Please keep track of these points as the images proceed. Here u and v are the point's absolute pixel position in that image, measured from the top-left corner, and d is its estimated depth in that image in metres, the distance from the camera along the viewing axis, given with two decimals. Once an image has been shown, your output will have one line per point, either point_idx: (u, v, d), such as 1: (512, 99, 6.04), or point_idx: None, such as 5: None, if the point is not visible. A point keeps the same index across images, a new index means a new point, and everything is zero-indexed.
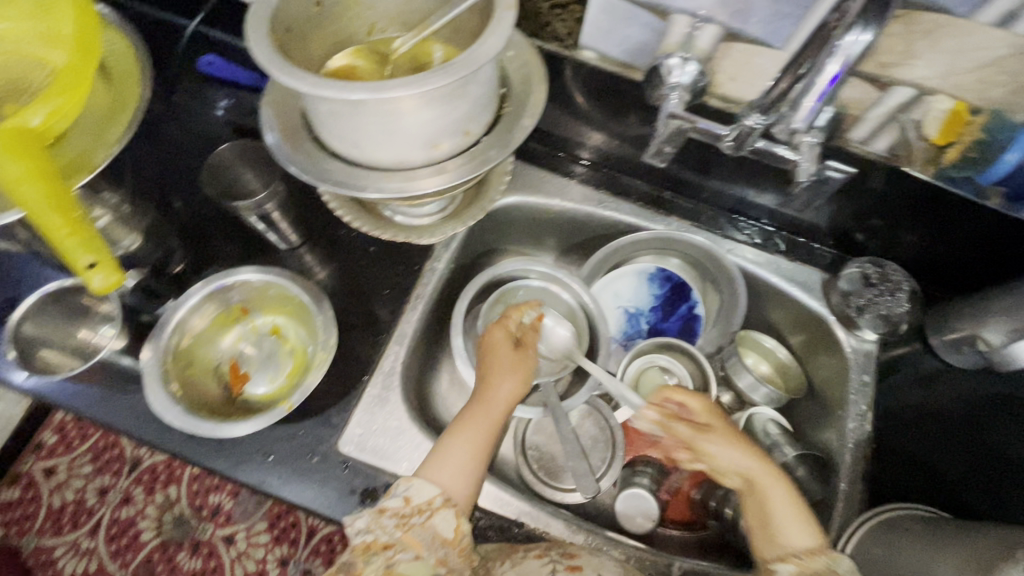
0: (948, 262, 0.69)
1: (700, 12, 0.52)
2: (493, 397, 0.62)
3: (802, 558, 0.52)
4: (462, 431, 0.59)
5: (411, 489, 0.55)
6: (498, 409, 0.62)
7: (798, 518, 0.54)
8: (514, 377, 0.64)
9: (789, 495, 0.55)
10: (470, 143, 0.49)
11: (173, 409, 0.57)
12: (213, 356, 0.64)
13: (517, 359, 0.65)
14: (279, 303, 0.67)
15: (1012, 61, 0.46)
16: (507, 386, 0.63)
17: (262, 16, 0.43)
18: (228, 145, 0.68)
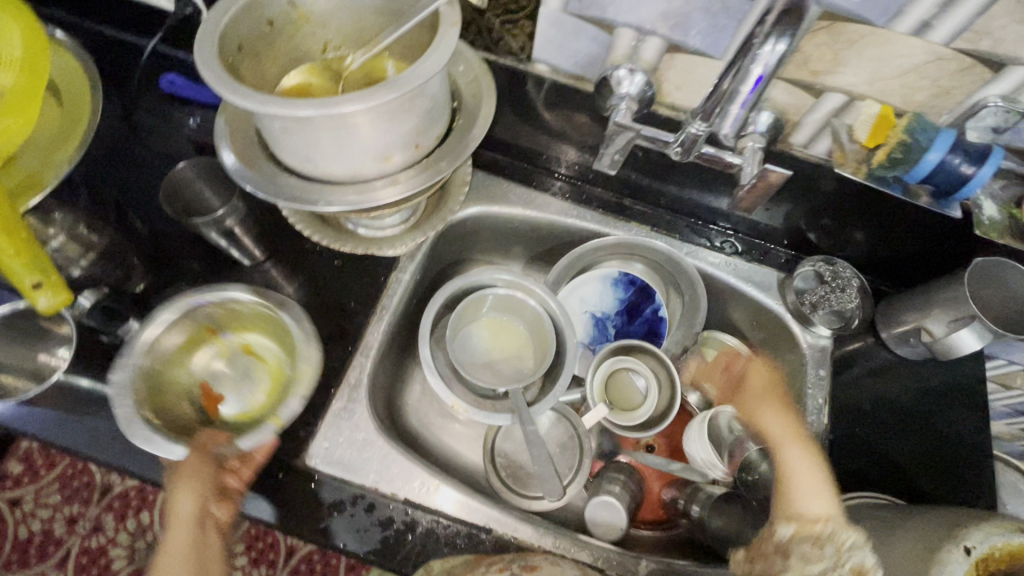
0: (893, 258, 0.73)
1: (643, 26, 0.54)
2: (173, 518, 0.51)
3: (802, 518, 0.52)
4: (161, 565, 0.49)
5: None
6: (186, 527, 0.51)
7: (819, 483, 0.54)
8: (185, 491, 0.52)
9: (813, 462, 0.56)
10: (422, 155, 0.50)
11: (162, 440, 0.56)
12: (184, 378, 0.64)
13: (189, 466, 0.53)
14: (251, 322, 0.67)
15: (933, 66, 0.49)
16: (186, 502, 0.51)
17: (211, 36, 0.44)
18: (186, 162, 0.66)
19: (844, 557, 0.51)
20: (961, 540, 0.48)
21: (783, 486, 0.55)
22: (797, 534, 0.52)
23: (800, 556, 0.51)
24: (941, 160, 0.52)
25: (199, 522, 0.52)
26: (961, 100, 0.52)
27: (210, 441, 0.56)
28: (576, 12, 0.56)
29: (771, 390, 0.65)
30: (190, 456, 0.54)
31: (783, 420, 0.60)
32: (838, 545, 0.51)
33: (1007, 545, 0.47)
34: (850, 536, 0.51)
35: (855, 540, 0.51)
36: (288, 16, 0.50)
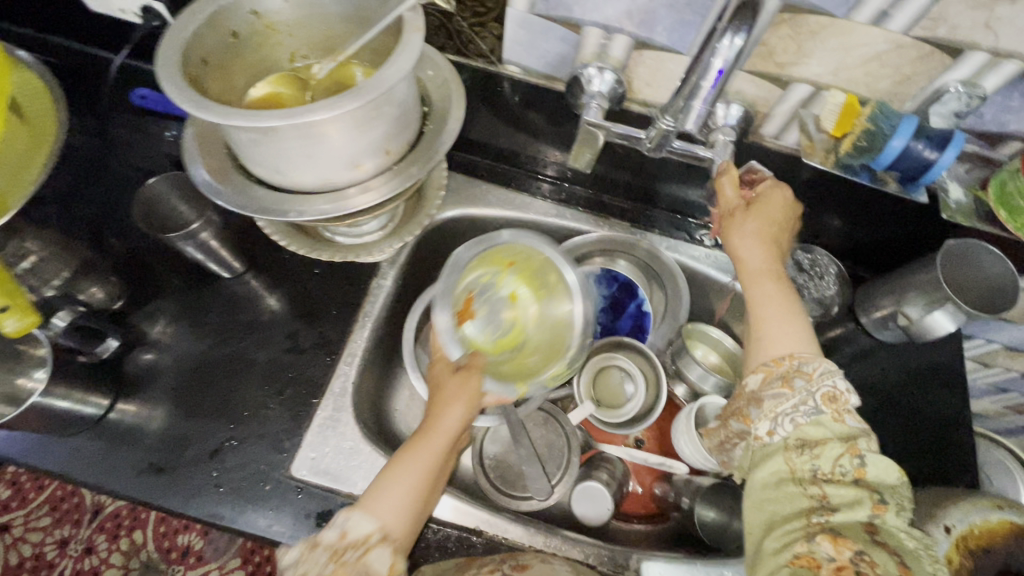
0: (869, 244, 0.74)
1: (609, 24, 0.55)
2: (442, 426, 0.57)
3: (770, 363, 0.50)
4: (403, 467, 0.54)
5: (348, 522, 0.51)
6: (445, 441, 0.57)
7: (795, 317, 0.53)
8: (458, 404, 0.58)
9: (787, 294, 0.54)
10: (393, 161, 0.50)
11: (451, 336, 0.64)
12: (463, 283, 0.67)
13: (462, 383, 0.60)
14: (548, 274, 0.67)
15: (894, 54, 0.50)
16: (457, 414, 0.58)
17: (174, 50, 0.43)
18: (159, 176, 0.66)
19: (818, 383, 0.47)
20: (941, 519, 0.49)
21: (757, 330, 0.53)
22: (764, 383, 0.49)
23: (773, 396, 0.48)
24: (905, 147, 0.53)
25: (454, 439, 0.58)
26: (923, 86, 0.53)
27: (476, 364, 0.61)
28: (543, 13, 0.56)
29: (775, 224, 0.57)
30: (467, 373, 0.60)
31: (763, 253, 0.55)
32: (808, 377, 0.48)
33: (986, 522, 0.48)
34: (821, 365, 0.48)
35: (820, 368, 0.48)
36: (254, 27, 0.50)
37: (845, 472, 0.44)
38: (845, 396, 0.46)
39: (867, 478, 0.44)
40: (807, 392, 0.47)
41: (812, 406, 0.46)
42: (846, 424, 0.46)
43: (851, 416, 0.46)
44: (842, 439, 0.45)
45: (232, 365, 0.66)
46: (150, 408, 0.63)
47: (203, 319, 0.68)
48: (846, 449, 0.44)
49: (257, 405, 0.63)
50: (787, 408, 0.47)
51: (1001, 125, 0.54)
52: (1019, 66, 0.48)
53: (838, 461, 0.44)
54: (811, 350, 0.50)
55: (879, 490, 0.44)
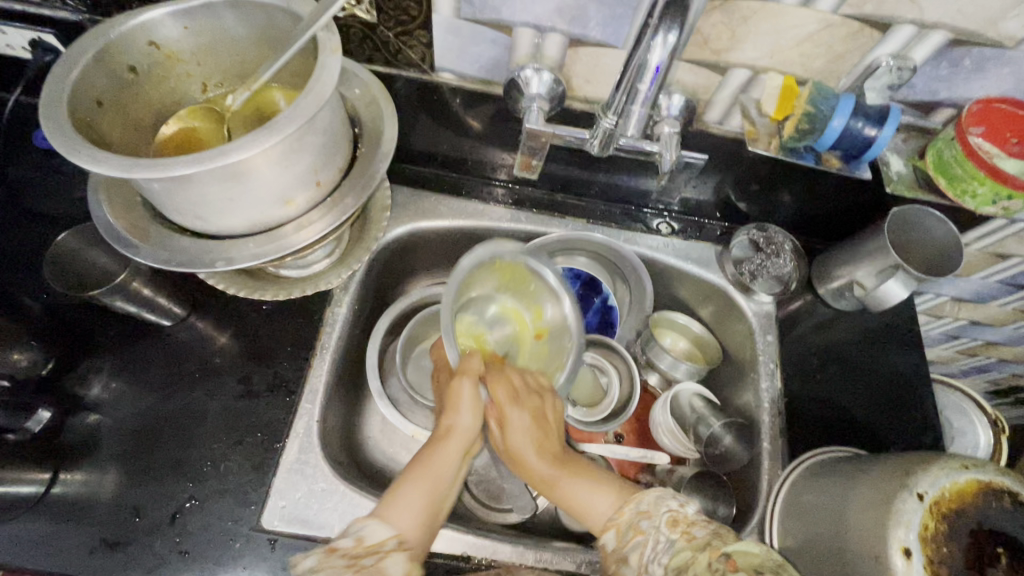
0: (819, 216, 0.75)
1: (540, 23, 0.53)
2: (455, 435, 0.60)
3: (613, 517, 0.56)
4: (410, 483, 0.56)
5: (364, 530, 0.51)
6: (458, 449, 0.60)
7: (586, 480, 0.61)
8: (470, 410, 0.61)
9: (589, 486, 0.60)
10: (328, 191, 0.47)
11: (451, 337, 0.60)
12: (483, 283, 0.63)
13: (467, 387, 0.61)
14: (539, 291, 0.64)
15: (825, 33, 0.50)
16: (468, 419, 0.61)
17: (58, 92, 0.39)
18: (69, 231, 0.60)
19: (659, 515, 0.53)
20: (913, 487, 0.49)
21: (557, 495, 0.61)
22: (619, 539, 0.54)
23: (635, 546, 0.52)
24: (844, 126, 0.53)
25: (465, 446, 0.61)
26: (856, 62, 0.53)
27: (470, 367, 0.60)
28: (470, 17, 0.54)
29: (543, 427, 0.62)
30: (459, 378, 0.61)
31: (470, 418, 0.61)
32: (647, 515, 0.54)
33: (955, 485, 0.49)
34: (650, 498, 0.55)
35: (651, 503, 0.55)
36: (155, 59, 0.45)
37: (720, 572, 0.44)
38: (684, 516, 0.52)
39: (738, 564, 0.44)
40: (653, 530, 0.52)
41: (659, 540, 0.51)
42: (696, 536, 0.49)
43: (697, 528, 0.50)
44: (701, 548, 0.48)
45: (183, 419, 0.61)
46: (95, 478, 0.58)
47: (145, 373, 0.63)
48: (707, 553, 0.47)
49: (215, 459, 0.59)
50: (648, 552, 0.51)
51: (932, 94, 0.55)
52: (944, 35, 0.49)
53: (711, 567, 0.45)
54: (611, 501, 0.58)
55: (755, 568, 0.44)
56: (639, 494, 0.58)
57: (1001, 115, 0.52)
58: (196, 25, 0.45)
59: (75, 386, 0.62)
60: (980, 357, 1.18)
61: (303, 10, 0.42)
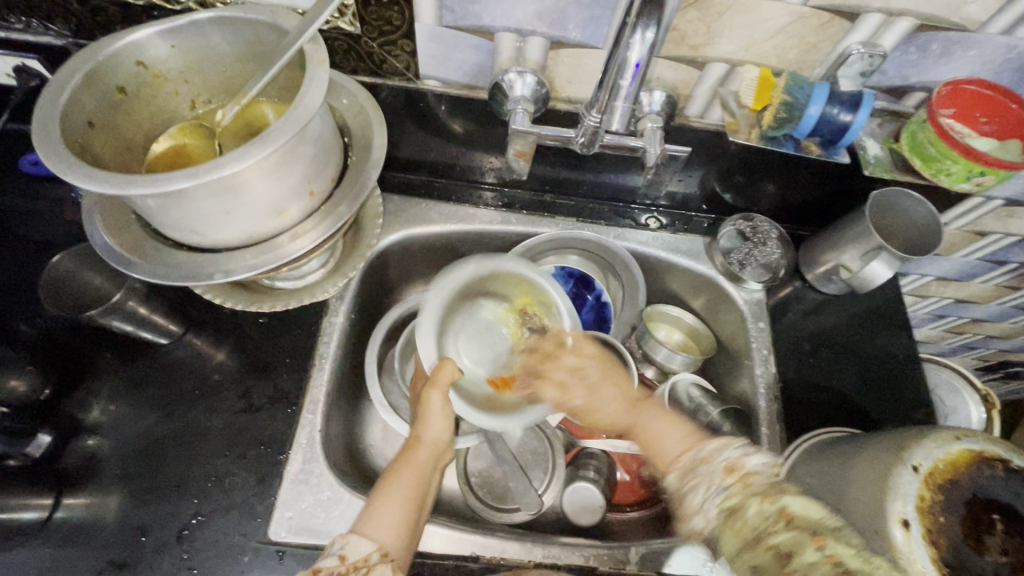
0: (802, 203, 0.77)
1: (521, 27, 0.54)
2: (426, 441, 0.61)
3: (695, 457, 0.62)
4: (391, 491, 0.56)
5: (346, 546, 0.51)
6: (431, 455, 0.61)
7: (672, 425, 0.66)
8: (440, 420, 0.61)
9: (668, 424, 0.66)
10: (320, 201, 0.48)
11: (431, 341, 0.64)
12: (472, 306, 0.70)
13: (439, 398, 0.61)
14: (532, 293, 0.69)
15: (797, 25, 0.52)
16: (439, 428, 0.61)
17: (50, 115, 0.39)
18: (65, 253, 0.60)
19: (714, 463, 0.60)
20: (909, 460, 0.51)
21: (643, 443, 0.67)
22: (681, 479, 0.62)
23: (691, 489, 0.60)
24: (820, 114, 0.54)
25: (437, 452, 0.62)
26: (828, 51, 0.54)
27: (445, 378, 0.61)
28: (451, 25, 0.55)
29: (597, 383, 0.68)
30: (430, 390, 0.61)
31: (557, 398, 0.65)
32: (708, 460, 0.61)
33: (947, 455, 0.51)
34: (717, 446, 0.62)
35: (709, 450, 0.62)
36: (143, 78, 0.46)
37: (772, 521, 0.54)
38: (742, 465, 0.59)
39: (794, 517, 0.54)
40: (712, 475, 0.59)
41: (716, 483, 0.59)
42: (754, 484, 0.57)
43: (754, 476, 0.58)
44: (756, 494, 0.56)
45: (184, 436, 0.61)
46: (99, 500, 0.58)
47: (145, 393, 0.63)
48: (760, 502, 0.55)
49: (220, 475, 0.59)
50: (706, 493, 0.59)
51: (903, 79, 0.57)
52: (911, 21, 0.51)
53: (763, 515, 0.55)
54: (681, 443, 0.64)
55: (813, 526, 0.53)
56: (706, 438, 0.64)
57: (968, 96, 0.54)
58: (182, 44, 0.45)
59: (74, 408, 0.61)
60: (967, 334, 1.21)
61: (287, 24, 0.43)
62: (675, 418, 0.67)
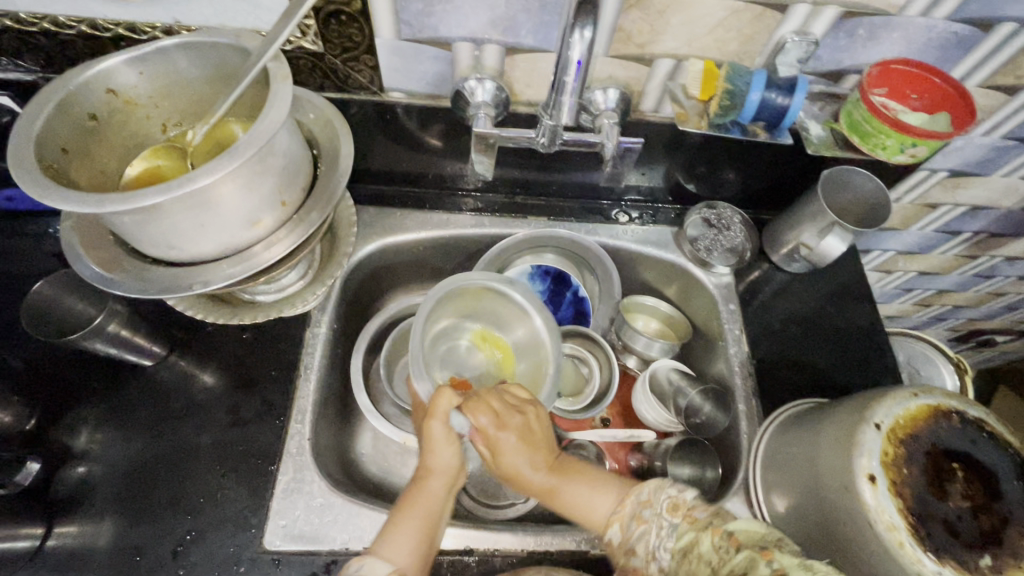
0: (761, 188, 0.80)
1: (476, 36, 0.57)
2: (439, 467, 0.59)
3: (617, 511, 0.57)
4: (402, 523, 0.55)
5: (363, 568, 0.52)
6: (445, 480, 0.59)
7: (587, 485, 0.60)
8: (451, 447, 0.59)
9: (590, 489, 0.60)
10: (293, 210, 0.49)
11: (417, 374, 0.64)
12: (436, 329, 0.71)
13: (441, 429, 0.58)
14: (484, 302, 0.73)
15: (733, 18, 0.55)
16: (448, 456, 0.59)
17: (26, 141, 0.41)
18: (44, 281, 0.60)
19: (658, 503, 0.56)
20: (871, 419, 0.53)
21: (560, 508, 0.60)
22: (625, 531, 0.56)
23: (641, 536, 0.54)
24: (761, 98, 0.57)
25: (450, 479, 0.60)
26: (765, 42, 0.58)
27: (442, 407, 0.58)
28: (410, 38, 0.57)
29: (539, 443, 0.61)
30: (432, 420, 0.59)
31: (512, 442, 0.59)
32: (648, 501, 0.56)
33: (906, 411, 0.54)
34: (650, 488, 0.57)
35: (651, 491, 0.57)
36: (114, 104, 0.48)
37: (723, 551, 0.49)
38: (683, 501, 0.55)
39: (743, 542, 0.48)
40: (657, 517, 0.55)
41: (665, 530, 0.53)
42: (698, 517, 0.53)
43: (697, 510, 0.54)
44: (703, 528, 0.52)
45: (173, 455, 0.62)
46: (91, 526, 0.58)
47: (131, 415, 0.64)
48: (712, 534, 0.50)
49: (211, 490, 0.60)
50: (655, 538, 0.54)
51: (838, 63, 0.60)
52: (836, 9, 0.54)
53: (715, 547, 0.50)
54: (614, 498, 0.59)
55: (757, 544, 0.48)
56: (637, 483, 0.60)
57: (899, 75, 0.58)
58: (151, 70, 0.47)
59: (61, 436, 0.62)
60: (935, 306, 1.26)
61: (250, 45, 0.45)
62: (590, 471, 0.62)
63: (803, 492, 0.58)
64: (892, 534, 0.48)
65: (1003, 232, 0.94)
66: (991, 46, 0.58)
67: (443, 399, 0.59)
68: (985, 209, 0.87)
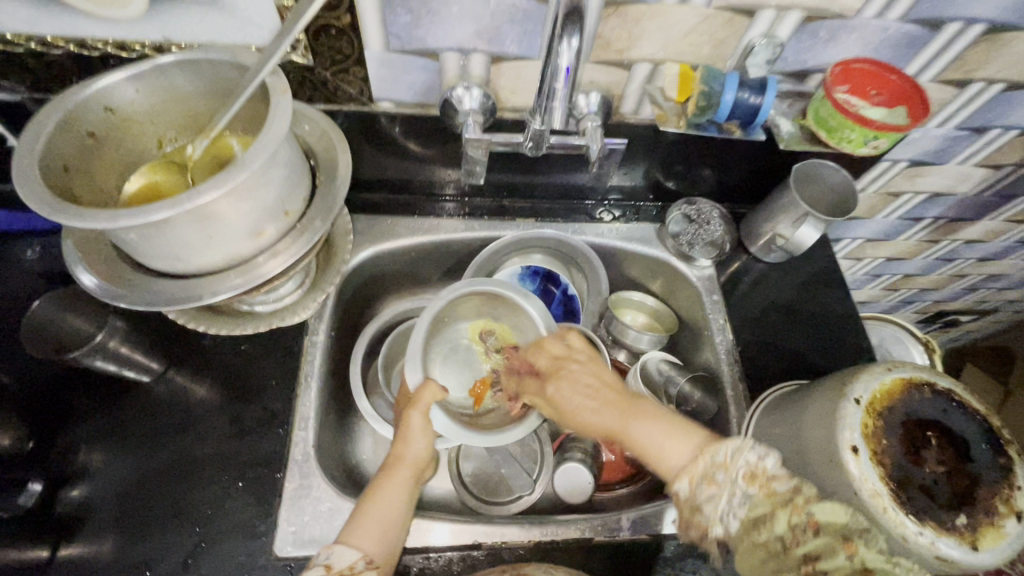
0: (737, 183, 0.84)
1: (463, 46, 0.59)
2: (410, 458, 0.62)
3: (689, 465, 0.58)
4: (372, 509, 0.57)
5: (332, 556, 0.53)
6: (416, 472, 0.62)
7: (662, 425, 0.62)
8: (424, 437, 0.64)
9: (662, 431, 0.62)
10: (294, 220, 0.51)
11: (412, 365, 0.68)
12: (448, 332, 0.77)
13: (418, 418, 0.63)
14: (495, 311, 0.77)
15: (705, 24, 0.59)
16: (420, 446, 0.63)
17: (28, 159, 0.41)
18: (42, 298, 0.61)
19: (732, 468, 0.56)
20: (851, 394, 0.57)
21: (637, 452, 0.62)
22: (692, 488, 0.57)
23: (709, 498, 0.55)
24: (735, 100, 0.62)
25: (420, 471, 0.63)
26: (735, 46, 0.62)
27: (426, 397, 0.64)
28: (399, 49, 0.59)
29: (601, 388, 0.67)
30: (411, 410, 0.64)
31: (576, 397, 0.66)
32: (725, 467, 0.56)
33: (882, 385, 0.57)
34: (728, 448, 0.57)
35: (728, 454, 0.57)
36: (111, 122, 0.48)
37: (801, 532, 0.52)
38: (763, 471, 0.55)
39: (823, 525, 0.52)
40: (732, 483, 0.55)
41: (739, 493, 0.55)
42: (777, 490, 0.54)
43: (776, 483, 0.55)
44: (782, 505, 0.53)
45: (177, 469, 0.62)
46: (94, 545, 0.58)
47: (131, 432, 0.63)
48: (789, 514, 0.53)
49: (217, 502, 0.60)
50: (726, 503, 0.55)
51: (803, 64, 0.65)
52: (799, 13, 0.58)
53: (793, 526, 0.52)
54: (687, 446, 0.60)
55: (840, 531, 0.51)
56: (712, 440, 0.60)
57: (858, 73, 0.62)
58: (147, 87, 0.48)
59: (58, 457, 0.61)
60: (903, 290, 1.32)
61: (248, 61, 0.46)
62: (659, 419, 0.63)
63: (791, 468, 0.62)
64: (875, 500, 0.52)
65: (960, 217, 1.00)
66: (940, 44, 0.63)
67: (428, 390, 0.65)
68: (943, 196, 0.93)
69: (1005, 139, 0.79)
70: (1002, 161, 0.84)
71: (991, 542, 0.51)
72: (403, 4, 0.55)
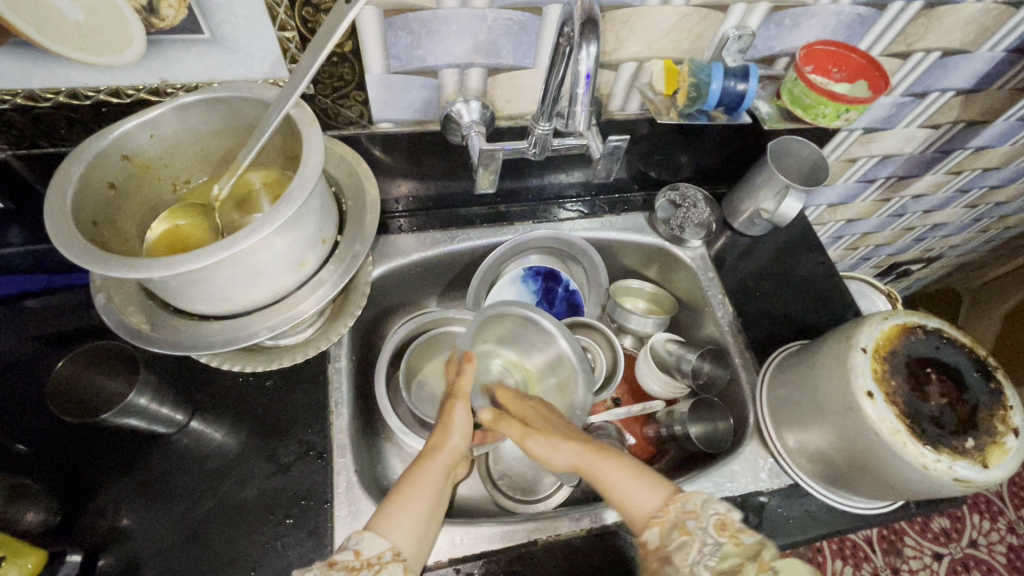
0: (715, 165, 0.90)
1: (461, 62, 0.61)
2: (446, 451, 0.63)
3: (659, 512, 0.56)
4: (408, 499, 0.58)
5: (362, 542, 0.53)
6: (446, 467, 0.63)
7: (628, 469, 0.61)
8: (460, 431, 0.64)
9: (628, 475, 0.60)
10: (330, 247, 0.51)
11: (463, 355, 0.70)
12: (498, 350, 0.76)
13: (461, 410, 0.64)
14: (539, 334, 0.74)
15: (684, 21, 0.63)
16: (459, 439, 0.64)
17: (62, 215, 0.40)
18: (66, 358, 0.61)
19: (704, 517, 0.55)
20: (858, 344, 0.62)
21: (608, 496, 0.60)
22: (663, 537, 0.55)
23: (680, 547, 0.53)
24: (723, 87, 0.65)
25: (451, 467, 0.63)
26: (711, 39, 0.67)
27: (462, 386, 0.65)
28: (399, 70, 0.60)
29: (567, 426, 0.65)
30: (456, 401, 0.65)
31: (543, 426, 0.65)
32: (694, 515, 0.55)
33: (883, 332, 0.63)
34: (698, 497, 0.56)
35: (698, 502, 0.56)
36: (129, 169, 0.48)
37: None
38: (731, 521, 0.54)
39: None
40: (698, 530, 0.54)
41: (707, 544, 0.53)
42: (745, 542, 0.53)
43: (743, 533, 0.54)
44: (750, 558, 0.52)
45: (220, 515, 0.60)
46: None
47: (164, 487, 0.61)
48: (758, 569, 0.51)
49: (268, 542, 0.59)
50: (695, 555, 0.53)
51: (770, 50, 0.70)
52: (766, 5, 0.64)
53: None
54: (661, 490, 0.58)
55: None
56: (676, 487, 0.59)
57: (822, 53, 0.68)
58: (163, 132, 0.48)
59: (91, 522, 0.59)
60: (861, 248, 1.43)
61: (267, 95, 0.46)
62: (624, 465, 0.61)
63: (810, 419, 0.67)
64: (896, 435, 0.57)
65: (908, 175, 1.10)
66: (886, 21, 0.70)
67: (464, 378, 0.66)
68: (893, 157, 1.02)
69: (942, 101, 0.88)
70: (941, 121, 0.94)
71: (997, 459, 0.57)
72: (404, 27, 0.56)
